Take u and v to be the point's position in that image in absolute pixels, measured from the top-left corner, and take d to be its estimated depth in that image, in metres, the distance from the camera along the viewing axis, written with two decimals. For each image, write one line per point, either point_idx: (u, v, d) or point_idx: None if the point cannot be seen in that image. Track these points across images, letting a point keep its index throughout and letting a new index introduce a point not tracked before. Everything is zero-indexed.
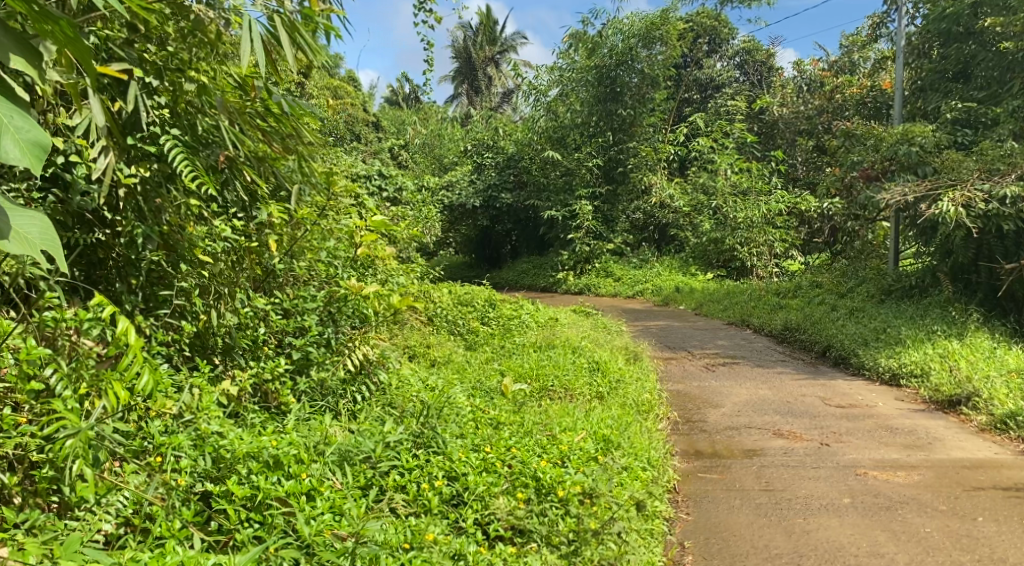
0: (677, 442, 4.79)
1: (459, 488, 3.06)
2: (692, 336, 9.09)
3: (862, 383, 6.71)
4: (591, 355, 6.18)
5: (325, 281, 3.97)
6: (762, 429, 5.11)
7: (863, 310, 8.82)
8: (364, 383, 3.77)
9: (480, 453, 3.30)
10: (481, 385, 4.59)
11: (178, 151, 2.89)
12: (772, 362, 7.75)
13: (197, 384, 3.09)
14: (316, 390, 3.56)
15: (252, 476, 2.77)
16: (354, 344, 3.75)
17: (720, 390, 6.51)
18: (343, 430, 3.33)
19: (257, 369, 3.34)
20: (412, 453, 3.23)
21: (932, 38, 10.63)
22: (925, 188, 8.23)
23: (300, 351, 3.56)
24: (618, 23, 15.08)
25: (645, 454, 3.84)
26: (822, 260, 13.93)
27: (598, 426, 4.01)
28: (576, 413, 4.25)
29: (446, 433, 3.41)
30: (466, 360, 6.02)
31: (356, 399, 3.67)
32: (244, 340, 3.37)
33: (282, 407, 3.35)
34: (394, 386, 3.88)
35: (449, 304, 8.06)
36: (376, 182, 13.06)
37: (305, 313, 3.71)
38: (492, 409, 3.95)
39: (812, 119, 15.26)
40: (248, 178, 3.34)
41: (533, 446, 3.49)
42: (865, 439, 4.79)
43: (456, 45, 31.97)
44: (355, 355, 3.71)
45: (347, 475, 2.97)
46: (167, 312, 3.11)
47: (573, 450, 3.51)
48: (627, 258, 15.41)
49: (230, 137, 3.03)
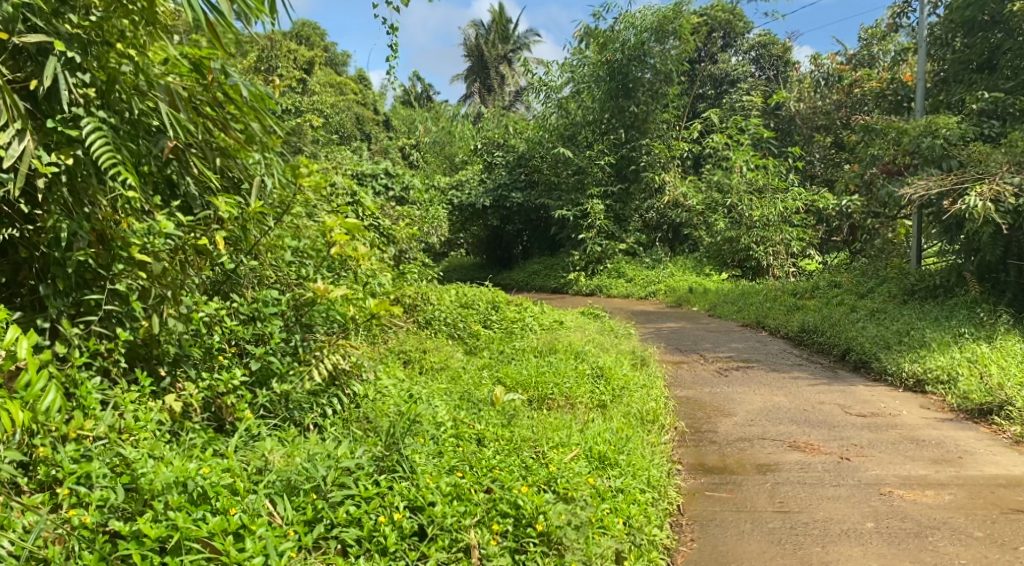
0: (685, 455, 4.46)
1: (424, 520, 2.74)
2: (704, 339, 8.72)
3: (882, 389, 6.34)
4: (596, 360, 5.84)
5: (289, 285, 3.65)
6: (776, 440, 4.76)
7: (884, 311, 8.42)
8: (336, 395, 3.51)
9: (453, 477, 2.98)
10: (470, 395, 4.27)
11: (100, 137, 2.66)
12: (788, 366, 7.37)
13: (121, 400, 2.82)
14: (274, 403, 3.29)
15: (170, 512, 2.46)
16: (324, 351, 3.46)
17: (732, 397, 6.16)
18: (304, 450, 3.02)
19: (210, 382, 3.09)
20: (373, 480, 2.90)
21: (954, 27, 10.21)
22: (949, 182, 7.83)
23: (258, 361, 3.28)
24: (629, 18, 14.72)
25: (644, 474, 3.49)
26: (841, 259, 13.49)
27: (593, 441, 3.68)
28: (572, 427, 3.92)
29: (418, 454, 3.09)
30: (462, 367, 5.71)
31: (325, 413, 3.41)
32: (195, 349, 3.12)
33: (237, 424, 3.12)
34: (370, 398, 3.59)
35: (451, 306, 7.74)
36: (382, 181, 12.77)
37: (267, 320, 3.41)
38: (476, 423, 3.62)
39: (830, 114, 14.82)
40: (198, 170, 3.17)
41: (515, 466, 3.17)
42: (885, 452, 4.43)
43: (469, 44, 31.66)
44: (324, 363, 3.40)
45: (290, 508, 2.65)
46: (97, 319, 2.82)
47: (560, 473, 3.19)
48: (640, 258, 15.03)
49: (171, 121, 2.89)
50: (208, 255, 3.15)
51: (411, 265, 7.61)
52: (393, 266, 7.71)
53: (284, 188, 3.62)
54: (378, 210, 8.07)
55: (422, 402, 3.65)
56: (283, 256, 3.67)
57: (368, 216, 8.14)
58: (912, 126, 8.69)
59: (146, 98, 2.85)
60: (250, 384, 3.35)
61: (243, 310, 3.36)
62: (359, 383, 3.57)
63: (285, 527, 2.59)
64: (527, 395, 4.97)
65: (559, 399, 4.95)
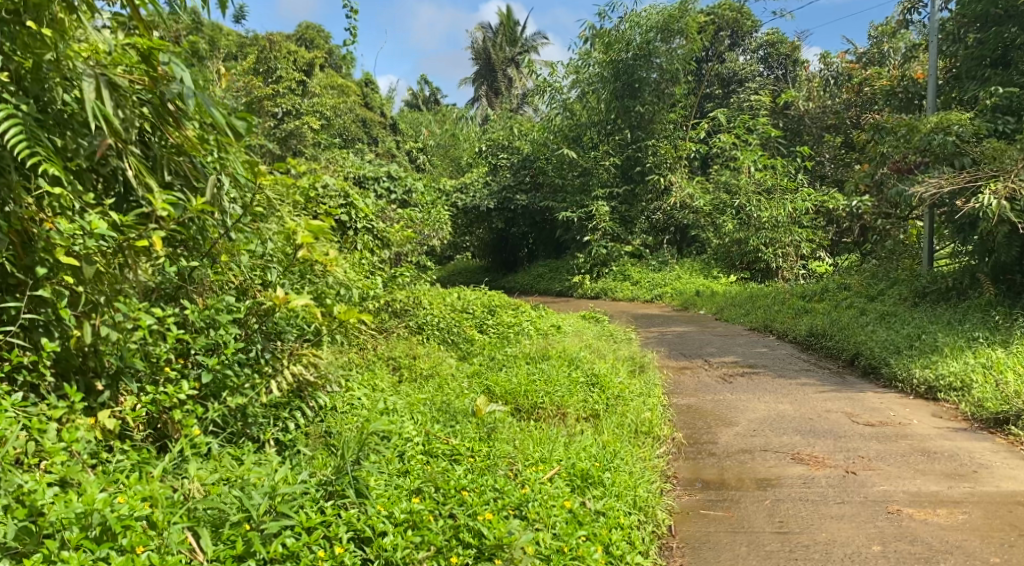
0: (681, 468, 4.23)
1: (371, 552, 2.61)
2: (708, 343, 8.46)
3: (892, 396, 6.07)
4: (591, 367, 5.59)
5: (243, 293, 3.55)
6: (779, 452, 4.50)
7: (895, 314, 8.13)
8: (298, 408, 3.46)
9: (411, 503, 2.86)
10: (448, 406, 4.07)
11: (12, 127, 2.43)
12: (795, 372, 7.10)
13: (33, 424, 2.57)
14: (221, 418, 3.14)
15: (67, 552, 2.25)
16: (283, 361, 3.37)
17: (735, 404, 5.90)
18: (253, 471, 2.87)
19: (155, 395, 2.93)
20: (319, 507, 2.76)
21: (966, 22, 9.92)
22: (961, 181, 7.55)
23: (210, 373, 3.10)
24: (634, 17, 14.51)
25: (629, 496, 3.31)
26: (851, 261, 13.20)
27: (577, 457, 3.54)
28: (556, 442, 3.74)
29: (373, 479, 2.96)
30: (451, 375, 5.49)
31: (288, 427, 3.36)
32: (137, 361, 2.90)
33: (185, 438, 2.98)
34: (334, 411, 3.56)
35: (446, 311, 7.52)
36: (383, 183, 12.57)
37: (221, 328, 3.25)
38: (450, 439, 3.49)
39: (840, 114, 14.53)
40: (134, 168, 2.84)
41: (486, 486, 3.08)
42: (892, 465, 4.17)
43: (476, 47, 31.50)
44: (284, 376, 3.32)
45: (218, 541, 2.49)
46: (16, 328, 2.59)
47: (533, 496, 3.06)
48: (646, 260, 14.76)
49: (97, 113, 2.57)
50: (153, 257, 2.92)
51: (404, 269, 7.38)
52: (386, 270, 7.49)
53: (245, 187, 3.40)
54: (371, 213, 7.85)
55: (393, 418, 3.52)
56: (231, 265, 3.45)
57: (362, 219, 7.93)
58: (923, 123, 8.40)
59: (75, 88, 2.63)
60: (201, 397, 3.17)
61: (192, 318, 3.17)
62: (324, 395, 3.53)
63: (205, 564, 2.41)
64: (515, 405, 4.77)
65: (549, 411, 4.74)
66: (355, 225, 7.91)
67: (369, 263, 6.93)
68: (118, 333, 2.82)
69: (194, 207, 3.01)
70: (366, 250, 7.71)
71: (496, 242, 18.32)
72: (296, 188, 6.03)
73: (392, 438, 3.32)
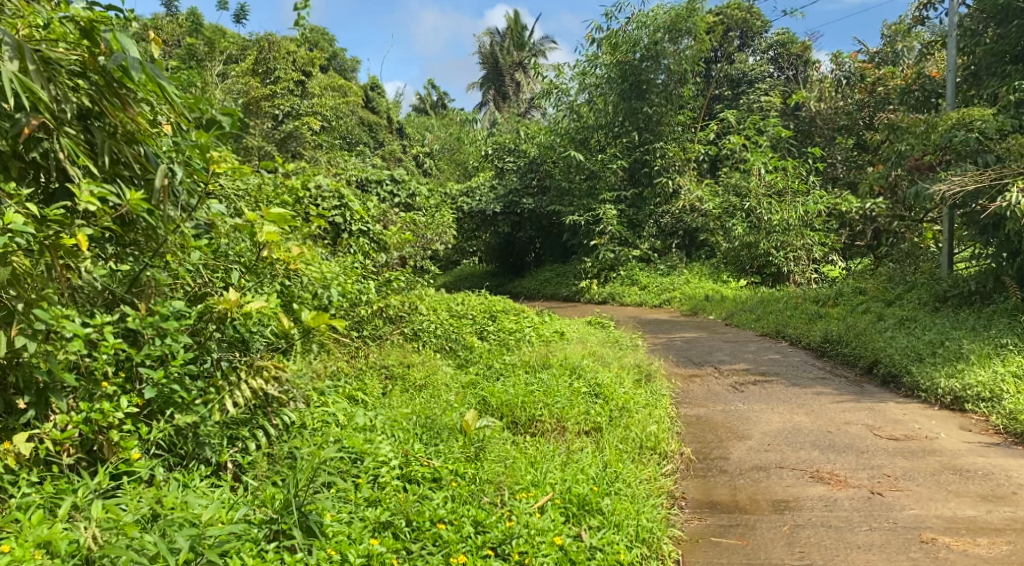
0: (690, 489, 3.87)
1: None
2: (719, 350, 8.10)
3: (915, 407, 5.71)
4: (595, 378, 5.22)
5: (191, 298, 3.29)
6: (797, 470, 4.15)
7: (914, 320, 7.76)
8: (262, 425, 3.26)
9: (368, 543, 2.68)
10: (433, 419, 3.79)
11: None
12: (810, 381, 6.71)
13: None
14: (170, 436, 2.95)
15: None
16: (246, 371, 3.13)
17: (748, 416, 5.54)
18: (187, 505, 2.69)
19: (87, 413, 2.77)
20: (260, 550, 2.58)
21: (985, 17, 9.57)
22: (987, 179, 7.23)
23: (153, 389, 2.90)
24: (642, 18, 14.20)
25: (630, 526, 3.01)
26: (865, 265, 12.83)
27: (573, 478, 3.26)
28: (552, 460, 3.47)
29: (329, 515, 2.77)
30: (445, 385, 5.16)
31: (248, 447, 3.15)
32: (65, 376, 2.65)
33: (123, 463, 2.84)
34: (305, 427, 3.36)
35: (443, 317, 7.21)
36: (386, 187, 12.28)
37: (170, 338, 3.00)
38: (432, 461, 3.26)
39: (852, 114, 14.19)
40: (62, 153, 2.58)
41: (466, 520, 2.86)
42: (922, 486, 3.81)
43: (483, 52, 31.30)
44: (242, 390, 3.07)
45: None
46: None
47: (518, 531, 2.82)
48: (654, 264, 14.39)
49: (21, 88, 2.28)
50: (81, 258, 2.67)
51: (398, 273, 7.03)
52: (381, 274, 7.17)
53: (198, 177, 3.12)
54: (367, 215, 7.54)
55: (368, 439, 3.30)
56: (181, 265, 3.22)
57: (357, 221, 7.62)
58: (943, 119, 8.04)
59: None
60: (147, 413, 2.98)
61: (129, 325, 2.93)
62: (288, 413, 3.31)
63: None
64: (511, 418, 4.47)
65: (548, 426, 4.41)
66: (349, 228, 7.60)
67: (357, 266, 6.59)
68: (43, 345, 2.56)
69: (129, 202, 2.69)
70: (361, 254, 7.39)
71: (502, 247, 17.96)
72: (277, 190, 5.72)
73: (363, 467, 3.13)
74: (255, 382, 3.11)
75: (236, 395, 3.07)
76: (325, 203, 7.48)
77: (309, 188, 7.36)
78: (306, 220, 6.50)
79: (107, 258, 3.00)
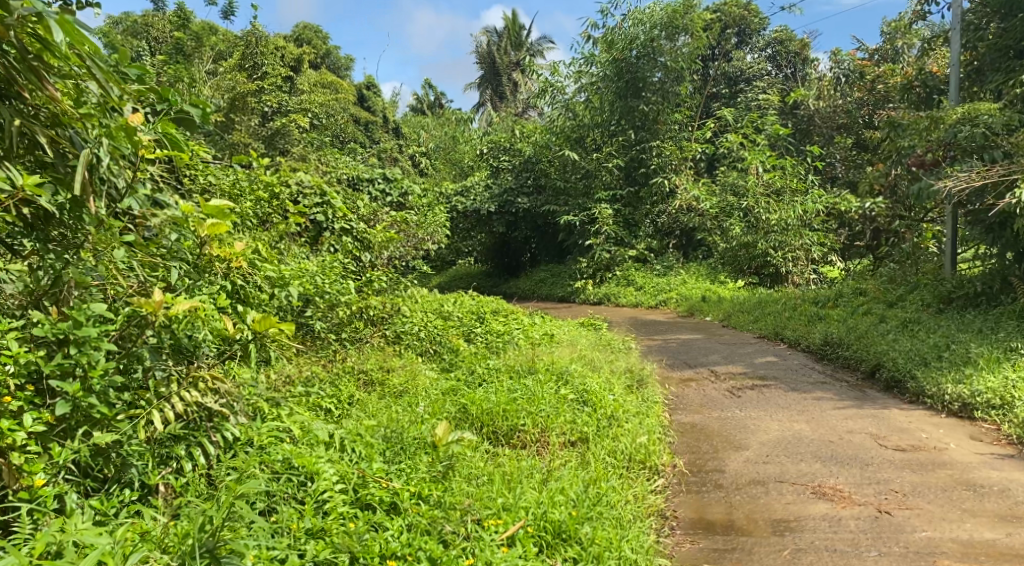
0: (682, 506, 3.60)
1: None
2: (716, 352, 7.79)
3: (920, 414, 5.43)
4: (582, 384, 4.90)
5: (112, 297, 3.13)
6: (797, 485, 3.89)
7: (918, 322, 7.49)
8: (200, 443, 3.13)
9: None
10: (402, 434, 3.65)
11: None
12: (809, 386, 6.42)
13: None
14: (89, 457, 2.82)
15: None
16: (173, 388, 3.01)
17: (746, 423, 5.23)
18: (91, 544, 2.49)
19: None
20: None
21: (989, 11, 9.29)
22: (994, 174, 6.95)
23: (67, 403, 2.72)
24: (638, 14, 13.92)
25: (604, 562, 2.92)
26: (864, 266, 12.57)
27: (547, 503, 3.19)
28: (526, 481, 3.39)
29: (263, 552, 2.60)
30: (424, 392, 4.90)
31: (181, 472, 3.05)
32: None
33: (29, 491, 2.61)
34: (260, 450, 3.26)
35: (427, 319, 6.93)
36: (377, 185, 11.98)
37: (91, 347, 2.79)
38: (392, 483, 3.16)
39: (852, 113, 13.92)
40: None
41: (419, 546, 2.80)
42: (933, 504, 3.53)
43: (480, 52, 31.09)
44: (172, 403, 2.97)
45: None
46: None
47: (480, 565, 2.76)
48: (650, 265, 14.07)
49: None
50: None
51: (378, 272, 6.74)
52: (361, 275, 6.88)
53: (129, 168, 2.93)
54: (349, 213, 7.25)
55: (317, 457, 3.20)
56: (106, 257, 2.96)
57: (340, 219, 7.33)
58: (949, 114, 7.77)
59: None
60: (61, 431, 2.80)
61: (37, 331, 2.72)
62: (231, 429, 3.20)
63: None
64: (490, 429, 4.21)
65: (530, 438, 4.17)
66: (331, 227, 7.31)
67: (336, 265, 6.30)
68: None
69: (24, 185, 2.40)
70: (343, 253, 7.09)
71: (497, 247, 17.54)
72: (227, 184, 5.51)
73: (314, 491, 3.02)
74: (190, 393, 3.02)
75: (169, 408, 2.97)
76: (306, 200, 7.19)
77: (289, 185, 7.07)
78: (283, 218, 6.21)
79: (26, 254, 2.74)
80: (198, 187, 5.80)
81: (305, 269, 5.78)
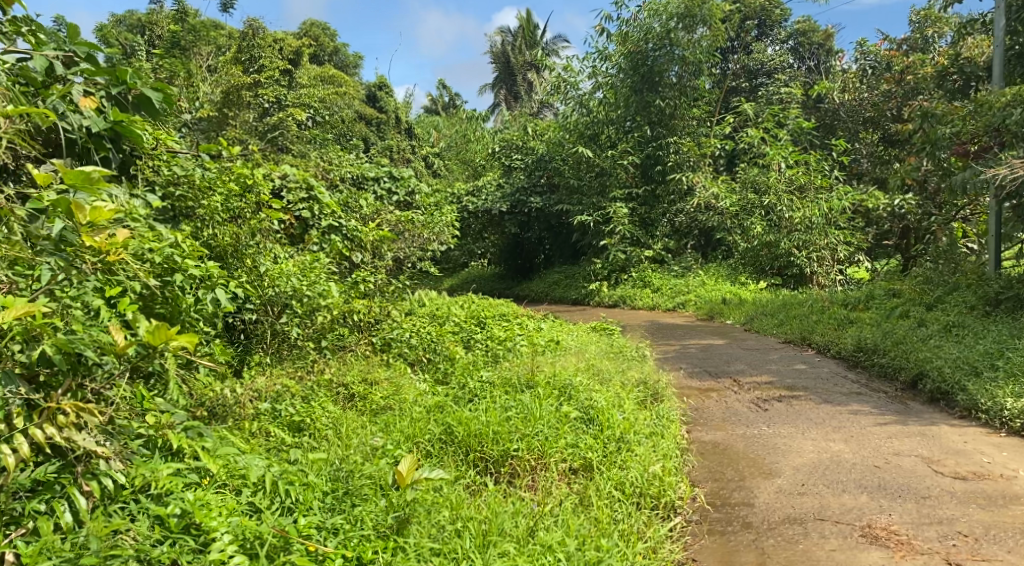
0: (703, 556, 3.13)
1: None
2: (739, 359, 7.13)
3: (976, 434, 4.78)
4: (589, 402, 4.26)
5: None
6: (839, 526, 3.29)
7: (962, 326, 6.81)
8: (66, 500, 2.71)
9: None
10: (356, 473, 3.26)
11: None
12: (844, 398, 5.77)
13: None
14: None
15: None
16: (23, 423, 2.60)
17: (774, 444, 4.56)
18: None
19: None
20: None
21: None
22: None
23: None
24: (653, 4, 13.23)
25: None
26: (894, 265, 11.89)
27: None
28: (505, 541, 2.94)
29: None
30: (406, 409, 4.30)
31: (37, 533, 2.62)
32: None
33: None
34: (158, 498, 2.89)
35: (420, 326, 6.33)
36: (383, 184, 11.23)
37: None
38: (325, 544, 2.77)
39: (879, 105, 13.08)
40: None
41: None
42: (1014, 556, 3.02)
43: (494, 52, 30.72)
44: (15, 446, 2.55)
45: None
46: None
47: None
48: (668, 266, 13.39)
49: None
50: None
51: (365, 273, 6.21)
52: (347, 276, 6.32)
53: None
54: (339, 208, 6.66)
55: (223, 510, 2.84)
56: None
57: (328, 216, 6.73)
58: (997, 97, 7.11)
59: None
60: None
61: None
62: (111, 476, 2.78)
63: None
64: (477, 456, 3.64)
65: (525, 467, 3.59)
66: (318, 224, 6.67)
67: (319, 266, 5.73)
68: None
69: None
70: (331, 253, 6.54)
71: (509, 248, 16.79)
72: (188, 180, 5.30)
73: (208, 557, 2.63)
74: (45, 431, 2.60)
75: (12, 449, 2.55)
76: (291, 197, 6.54)
77: (270, 178, 6.45)
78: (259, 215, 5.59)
79: None
80: (163, 183, 5.20)
81: (279, 270, 5.29)
